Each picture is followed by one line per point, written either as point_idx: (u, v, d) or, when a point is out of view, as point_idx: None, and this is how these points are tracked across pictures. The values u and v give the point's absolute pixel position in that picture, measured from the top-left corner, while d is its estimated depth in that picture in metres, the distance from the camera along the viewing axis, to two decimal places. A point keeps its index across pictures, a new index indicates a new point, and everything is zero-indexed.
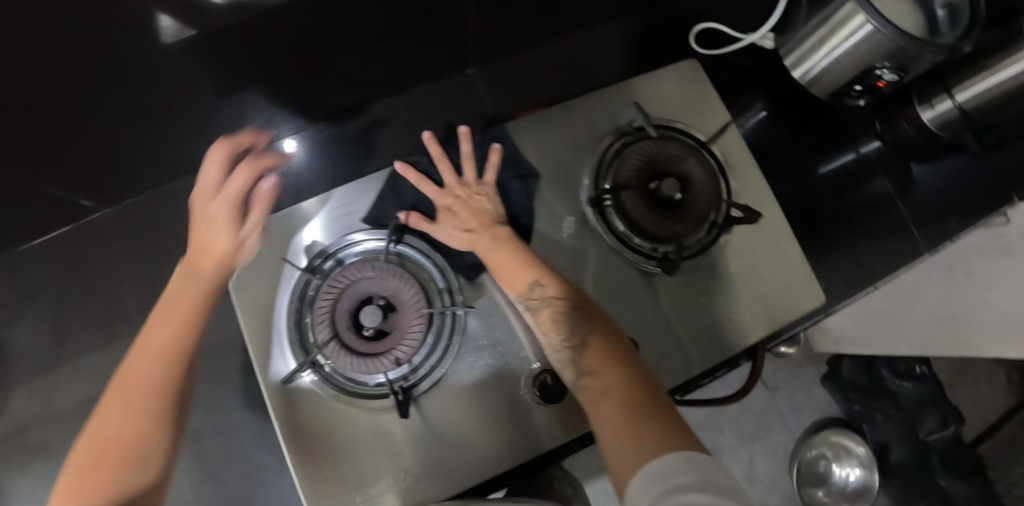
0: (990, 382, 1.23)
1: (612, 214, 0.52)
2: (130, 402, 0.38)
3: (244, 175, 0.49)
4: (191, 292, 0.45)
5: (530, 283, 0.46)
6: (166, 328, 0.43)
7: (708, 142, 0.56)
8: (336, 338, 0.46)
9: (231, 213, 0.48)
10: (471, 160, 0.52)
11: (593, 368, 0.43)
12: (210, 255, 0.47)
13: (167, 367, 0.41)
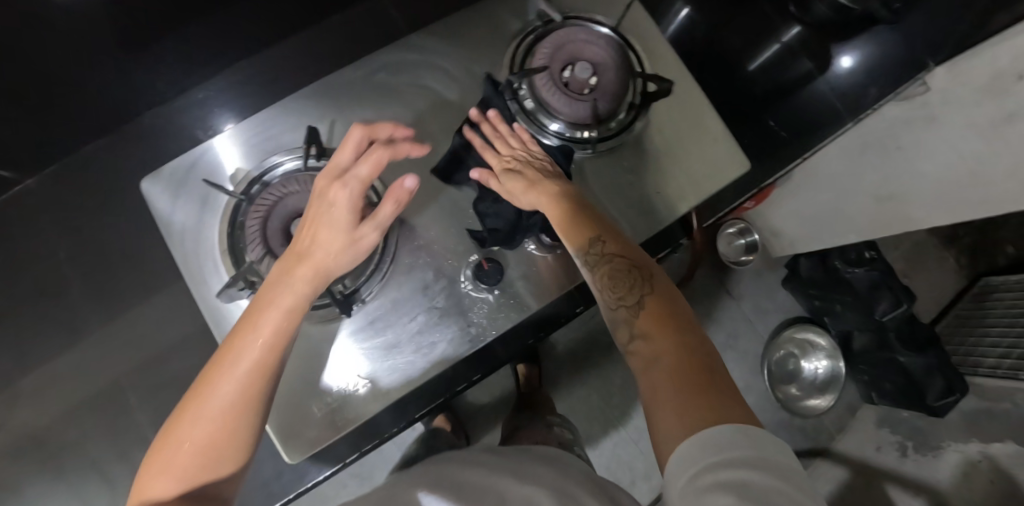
0: (942, 266, 1.29)
1: (527, 107, 0.51)
2: (211, 407, 0.37)
3: (373, 166, 0.41)
4: (278, 302, 0.40)
5: (592, 237, 0.43)
6: (246, 343, 0.38)
7: (617, 25, 0.54)
8: (270, 254, 0.46)
9: (352, 205, 0.42)
10: (506, 135, 0.49)
11: (648, 332, 0.41)
12: (316, 257, 0.41)
13: (256, 378, 0.38)
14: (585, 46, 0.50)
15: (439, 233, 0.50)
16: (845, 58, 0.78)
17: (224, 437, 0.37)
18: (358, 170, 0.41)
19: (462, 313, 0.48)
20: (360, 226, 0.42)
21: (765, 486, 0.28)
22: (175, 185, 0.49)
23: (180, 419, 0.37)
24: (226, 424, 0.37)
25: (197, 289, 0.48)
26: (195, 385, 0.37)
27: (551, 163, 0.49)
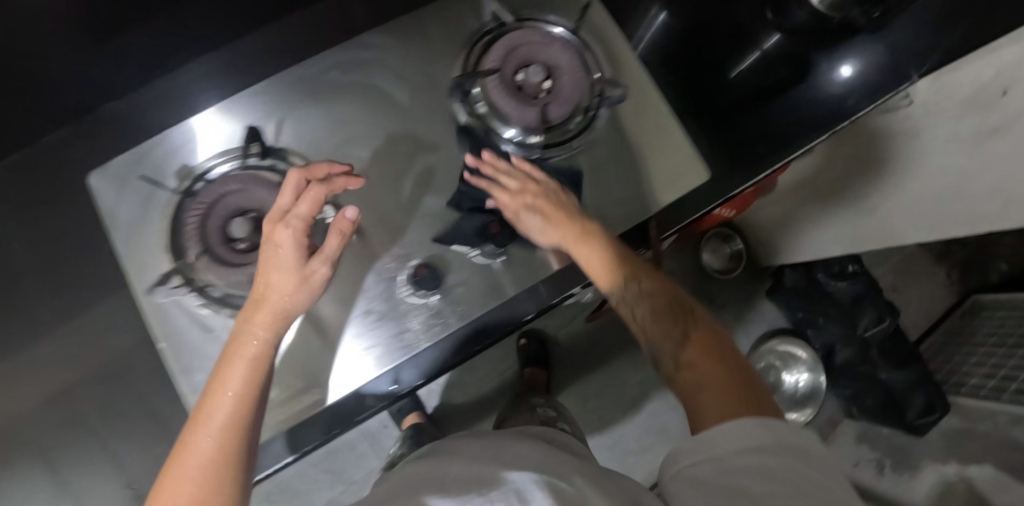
0: (933, 281, 1.27)
1: (478, 107, 0.49)
2: (189, 468, 0.36)
3: (310, 205, 0.42)
4: (240, 351, 0.40)
5: (622, 276, 0.45)
6: (216, 399, 0.38)
7: (577, 27, 0.53)
8: (208, 253, 0.46)
9: (298, 246, 0.42)
10: (505, 173, 0.47)
11: (693, 359, 0.40)
12: (270, 300, 0.41)
13: (226, 431, 0.37)
14: (540, 49, 0.49)
15: (381, 236, 0.48)
16: (845, 68, 0.69)
17: (202, 498, 0.36)
18: (300, 211, 0.41)
19: (400, 320, 0.46)
20: (309, 263, 0.42)
21: (786, 470, 0.30)
22: (120, 180, 0.49)
23: (163, 487, 0.36)
24: (206, 484, 0.36)
25: (136, 285, 0.47)
26: (175, 444, 0.37)
27: (555, 190, 0.47)
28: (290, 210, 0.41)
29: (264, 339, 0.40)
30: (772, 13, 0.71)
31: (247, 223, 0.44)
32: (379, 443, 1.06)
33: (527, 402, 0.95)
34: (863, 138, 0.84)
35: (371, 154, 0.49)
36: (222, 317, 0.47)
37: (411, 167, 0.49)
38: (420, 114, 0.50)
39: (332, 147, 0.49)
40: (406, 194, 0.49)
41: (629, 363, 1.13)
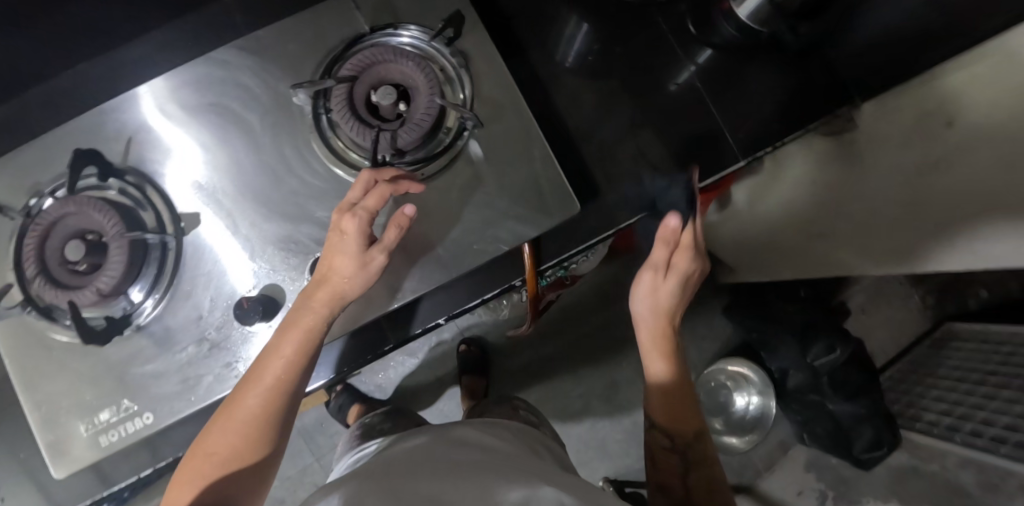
0: (905, 303, 1.23)
1: (331, 132, 0.48)
2: (231, 423, 0.41)
3: (376, 196, 0.43)
4: (298, 322, 0.42)
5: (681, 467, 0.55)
6: (267, 364, 0.42)
7: (445, 42, 0.49)
8: (44, 274, 0.45)
9: (362, 234, 0.44)
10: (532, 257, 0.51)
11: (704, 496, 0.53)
12: (332, 283, 0.43)
13: (269, 397, 0.41)
14: (394, 71, 0.47)
15: (219, 262, 0.47)
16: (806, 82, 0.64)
17: (243, 447, 0.41)
18: (366, 203, 0.43)
19: (231, 346, 0.46)
20: (369, 250, 0.43)
21: None
22: None
23: (215, 427, 0.41)
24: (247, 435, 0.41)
25: None
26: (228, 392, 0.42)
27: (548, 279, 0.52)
28: (357, 201, 0.43)
29: (321, 316, 0.42)
30: (693, 27, 0.66)
31: (81, 245, 0.44)
32: (316, 441, 1.06)
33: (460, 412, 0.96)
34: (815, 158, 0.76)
35: (220, 176, 0.48)
36: (61, 338, 0.47)
37: (259, 187, 0.47)
38: (273, 138, 0.48)
39: (180, 169, 0.48)
40: (250, 218, 0.47)
41: (574, 374, 1.11)
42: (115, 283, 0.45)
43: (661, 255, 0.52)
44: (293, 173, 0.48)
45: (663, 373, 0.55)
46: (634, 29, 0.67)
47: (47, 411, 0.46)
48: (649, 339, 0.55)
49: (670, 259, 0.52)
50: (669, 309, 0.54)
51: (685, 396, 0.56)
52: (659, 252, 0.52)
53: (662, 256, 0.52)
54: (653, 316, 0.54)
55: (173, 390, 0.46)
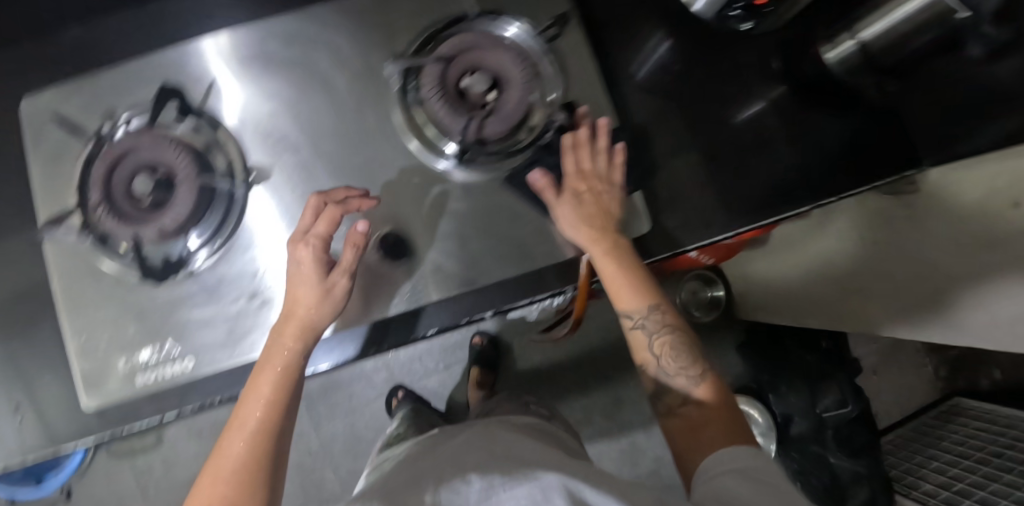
0: (917, 371, 1.23)
1: (415, 109, 0.47)
2: (220, 479, 0.39)
3: (326, 222, 0.43)
4: (271, 364, 0.42)
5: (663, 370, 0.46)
6: (248, 408, 0.41)
7: (543, 39, 0.48)
8: (108, 204, 0.45)
9: (320, 261, 0.43)
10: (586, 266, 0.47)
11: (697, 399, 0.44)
12: (298, 314, 0.42)
13: (253, 443, 0.40)
14: (490, 59, 0.47)
15: (284, 220, 0.46)
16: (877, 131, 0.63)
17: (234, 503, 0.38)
18: (317, 229, 0.43)
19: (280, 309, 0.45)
20: (330, 275, 0.43)
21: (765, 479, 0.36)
22: (41, 115, 0.48)
23: (204, 487, 0.40)
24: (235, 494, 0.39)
25: (42, 220, 0.47)
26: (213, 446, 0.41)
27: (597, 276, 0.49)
28: (309, 230, 0.43)
29: (293, 350, 0.42)
30: (778, 62, 0.65)
31: (150, 181, 0.43)
32: (317, 408, 1.07)
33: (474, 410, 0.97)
34: (868, 212, 0.79)
35: (297, 135, 0.47)
36: (111, 269, 0.46)
37: (332, 154, 0.47)
38: (355, 105, 0.47)
39: (257, 121, 0.47)
40: (322, 183, 0.46)
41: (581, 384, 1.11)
42: (179, 223, 0.44)
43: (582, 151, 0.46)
44: (371, 146, 0.47)
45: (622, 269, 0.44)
46: (717, 55, 0.66)
47: (89, 338, 0.46)
48: (594, 246, 0.44)
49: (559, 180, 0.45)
50: (600, 203, 0.45)
51: (652, 285, 0.45)
52: (571, 157, 0.46)
53: (575, 155, 0.46)
54: (583, 217, 0.44)
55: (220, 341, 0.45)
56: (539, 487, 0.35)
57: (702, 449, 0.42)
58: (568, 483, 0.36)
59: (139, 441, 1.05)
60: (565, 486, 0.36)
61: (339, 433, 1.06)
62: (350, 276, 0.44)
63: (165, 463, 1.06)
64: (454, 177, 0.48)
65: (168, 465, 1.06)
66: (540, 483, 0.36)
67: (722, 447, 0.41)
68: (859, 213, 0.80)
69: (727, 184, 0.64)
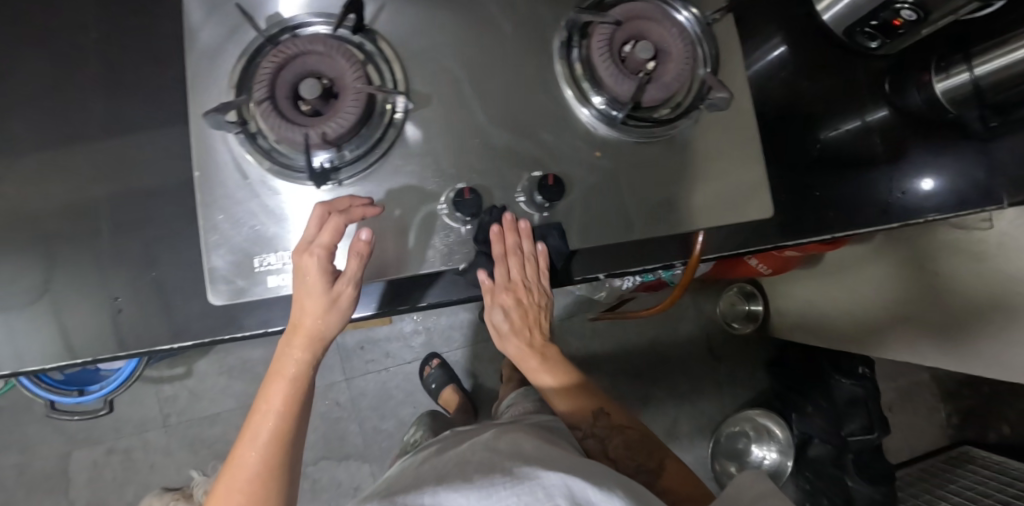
0: (930, 414, 1.27)
1: (578, 65, 0.49)
2: (244, 472, 0.48)
3: (329, 234, 0.43)
4: (284, 372, 0.48)
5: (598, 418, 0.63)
6: (263, 413, 0.49)
7: (706, 20, 0.51)
8: (270, 101, 0.44)
9: (324, 272, 0.44)
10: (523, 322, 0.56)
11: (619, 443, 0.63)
12: (306, 324, 0.46)
13: (272, 445, 0.49)
14: (657, 30, 0.49)
15: (439, 149, 0.48)
16: (927, 182, 0.67)
17: (258, 491, 0.49)
18: (319, 241, 0.44)
19: (428, 231, 0.47)
20: (335, 285, 0.45)
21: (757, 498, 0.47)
22: (212, 5, 0.48)
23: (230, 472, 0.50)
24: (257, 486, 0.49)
25: (193, 111, 0.47)
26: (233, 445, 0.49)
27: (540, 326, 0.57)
28: (313, 240, 0.44)
29: (303, 360, 0.48)
30: (888, 84, 0.68)
31: (317, 86, 0.44)
32: (351, 362, 1.09)
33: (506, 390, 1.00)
34: (920, 249, 0.83)
35: (462, 70, 0.48)
36: (263, 167, 0.47)
37: (490, 94, 0.49)
38: (522, 51, 0.49)
39: (425, 50, 0.48)
40: (480, 120, 0.48)
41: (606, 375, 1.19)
42: (339, 132, 0.44)
43: (512, 261, 0.48)
44: (532, 93, 0.49)
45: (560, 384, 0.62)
46: (832, 67, 0.68)
47: (230, 232, 0.46)
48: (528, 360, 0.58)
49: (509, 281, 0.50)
50: (530, 323, 0.56)
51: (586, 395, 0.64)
52: (499, 267, 0.48)
53: (506, 264, 0.48)
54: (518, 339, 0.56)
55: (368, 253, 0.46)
56: (542, 486, 0.41)
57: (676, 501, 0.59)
58: (569, 481, 0.42)
59: (169, 369, 1.06)
60: (567, 486, 0.41)
61: (369, 390, 1.08)
62: (352, 285, 0.45)
63: (192, 395, 1.07)
64: (604, 135, 0.51)
65: (194, 397, 1.07)
66: (543, 484, 0.41)
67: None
68: (898, 240, 0.85)
69: (820, 190, 0.66)
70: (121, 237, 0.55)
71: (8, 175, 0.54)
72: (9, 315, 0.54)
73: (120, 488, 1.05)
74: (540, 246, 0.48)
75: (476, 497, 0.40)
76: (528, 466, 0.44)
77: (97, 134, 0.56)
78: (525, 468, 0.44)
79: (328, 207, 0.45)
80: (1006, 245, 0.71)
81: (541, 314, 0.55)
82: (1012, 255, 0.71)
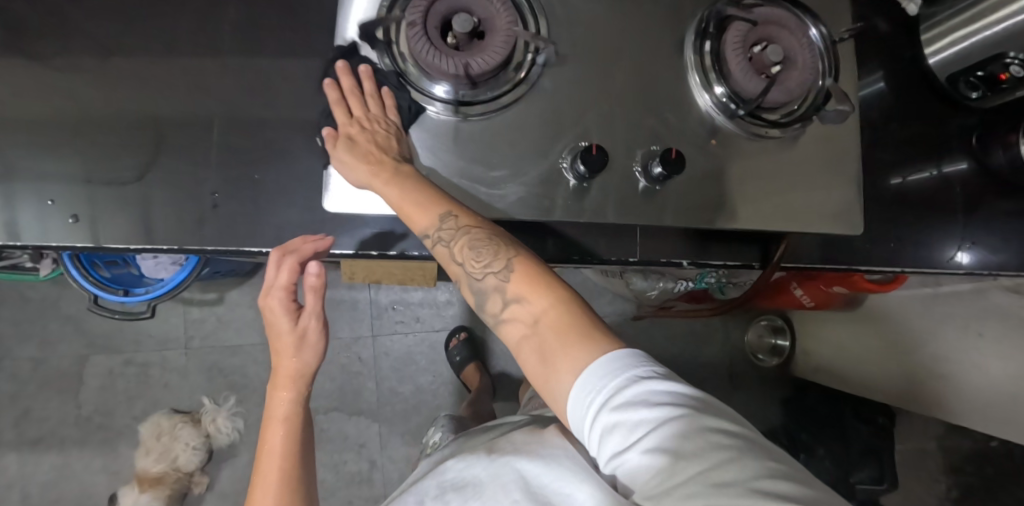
0: (925, 481, 1.31)
1: (707, 54, 0.51)
2: None
3: (284, 275, 0.48)
4: (275, 414, 0.53)
5: (485, 268, 0.43)
6: (267, 466, 0.53)
7: (834, 39, 0.53)
8: (421, 27, 0.46)
9: (288, 311, 0.50)
10: (349, 152, 0.47)
11: (520, 295, 0.42)
12: (283, 364, 0.51)
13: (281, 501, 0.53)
14: (787, 36, 0.51)
15: (563, 106, 0.50)
16: (960, 254, 0.69)
17: None
18: (276, 281, 0.48)
19: (549, 184, 0.49)
20: (300, 320, 0.50)
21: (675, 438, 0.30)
22: None
23: None
24: None
25: (341, 24, 0.48)
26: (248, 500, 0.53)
27: (388, 129, 0.47)
28: (273, 284, 0.48)
29: (290, 399, 0.53)
30: (976, 139, 0.69)
31: (470, 21, 0.45)
32: (380, 319, 1.13)
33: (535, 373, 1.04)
34: (967, 308, 0.83)
35: (600, 40, 0.51)
36: (399, 90, 0.48)
37: (622, 67, 0.51)
38: (660, 35, 0.52)
39: (566, 13, 0.50)
40: (607, 90, 0.51)
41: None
42: (481, 70, 0.46)
43: (351, 101, 0.49)
44: (661, 74, 0.52)
45: (408, 192, 0.45)
46: (925, 110, 0.70)
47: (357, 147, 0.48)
48: (377, 185, 0.45)
49: (351, 104, 0.48)
50: (381, 147, 0.46)
51: (430, 191, 0.45)
52: (338, 109, 0.49)
53: (345, 105, 0.49)
54: (358, 157, 0.46)
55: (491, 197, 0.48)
56: None
57: (549, 357, 0.38)
58: None
59: (201, 293, 1.10)
60: None
61: (394, 351, 1.12)
62: (316, 319, 0.50)
63: (218, 322, 1.10)
64: (719, 124, 0.52)
65: (221, 324, 1.10)
66: None
67: (588, 353, 0.37)
68: (902, 297, 0.91)
69: (892, 225, 0.68)
70: (229, 138, 0.57)
71: (129, 60, 0.57)
72: (110, 189, 0.55)
73: (130, 401, 1.07)
74: (383, 88, 0.48)
75: None
76: (499, 464, 0.38)
77: (222, 39, 0.58)
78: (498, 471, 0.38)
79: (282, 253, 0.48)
80: None
81: (382, 129, 0.47)
82: None
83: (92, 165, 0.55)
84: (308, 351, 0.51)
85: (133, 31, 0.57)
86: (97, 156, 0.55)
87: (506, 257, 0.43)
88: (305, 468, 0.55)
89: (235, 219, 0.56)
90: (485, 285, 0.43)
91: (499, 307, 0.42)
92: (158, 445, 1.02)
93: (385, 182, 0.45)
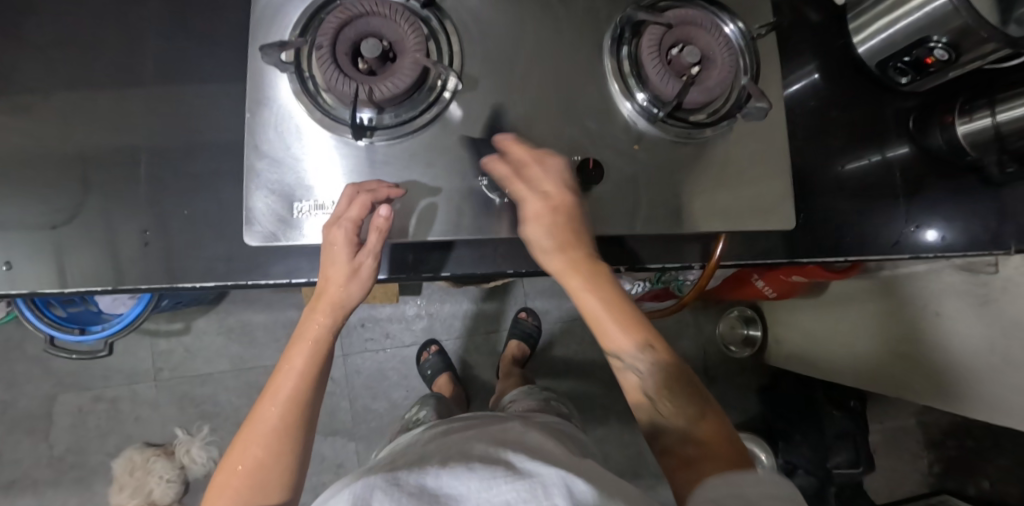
0: (895, 456, 1.35)
1: (626, 61, 0.51)
2: (260, 440, 0.48)
3: (359, 206, 0.45)
4: (305, 335, 0.49)
5: (676, 419, 0.51)
6: (284, 382, 0.49)
7: (753, 36, 0.53)
8: (330, 55, 0.46)
9: (349, 243, 0.47)
10: (547, 242, 0.48)
11: (707, 448, 0.48)
12: (329, 292, 0.48)
13: (283, 424, 0.48)
14: (706, 36, 0.51)
15: (481, 123, 0.50)
16: (932, 232, 0.69)
17: (268, 462, 0.47)
18: (348, 211, 0.45)
19: (471, 203, 0.49)
20: (357, 256, 0.47)
21: None
22: None
23: (240, 445, 0.48)
24: (271, 447, 0.48)
25: (253, 58, 0.48)
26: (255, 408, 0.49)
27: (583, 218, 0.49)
28: (342, 212, 0.45)
29: (324, 326, 0.49)
30: (913, 122, 0.70)
31: (378, 46, 0.45)
32: (351, 339, 1.15)
33: (510, 380, 1.05)
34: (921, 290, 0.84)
35: (517, 55, 0.51)
36: (314, 119, 0.48)
37: (540, 79, 0.51)
38: (577, 45, 0.52)
39: (480, 30, 0.50)
40: (525, 103, 0.51)
41: (585, 384, 1.29)
42: (393, 94, 0.45)
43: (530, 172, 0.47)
44: (580, 83, 0.52)
45: (610, 319, 0.50)
46: (862, 97, 0.70)
47: (280, 179, 0.48)
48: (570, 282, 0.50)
49: (544, 181, 0.48)
50: (576, 239, 0.49)
51: (636, 323, 0.51)
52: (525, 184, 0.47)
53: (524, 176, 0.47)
54: (564, 256, 0.49)
55: (419, 220, 0.48)
56: (542, 484, 0.38)
57: None
58: (576, 487, 0.38)
59: (167, 323, 1.09)
60: (571, 489, 0.38)
61: (365, 369, 1.15)
62: (374, 255, 0.47)
63: (187, 352, 1.10)
64: (643, 130, 0.52)
65: (190, 353, 1.10)
66: (545, 481, 0.38)
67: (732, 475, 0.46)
68: (864, 283, 0.93)
69: (836, 213, 0.68)
70: (154, 175, 0.56)
71: (42, 103, 0.56)
72: (34, 234, 0.54)
73: (102, 437, 1.07)
74: (554, 160, 0.48)
75: (475, 485, 0.38)
76: (529, 457, 0.42)
77: (141, 74, 0.58)
78: (526, 460, 0.42)
79: (358, 189, 0.46)
80: (996, 295, 0.75)
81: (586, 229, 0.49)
82: (1006, 301, 0.73)
83: (9, 211, 0.54)
84: (358, 288, 0.49)
85: (45, 72, 0.56)
86: (13, 201, 0.54)
87: (700, 416, 0.51)
88: (316, 400, 0.51)
89: (165, 255, 0.56)
90: (673, 432, 0.51)
91: (680, 450, 0.49)
92: (132, 480, 1.03)
93: (584, 292, 0.50)
